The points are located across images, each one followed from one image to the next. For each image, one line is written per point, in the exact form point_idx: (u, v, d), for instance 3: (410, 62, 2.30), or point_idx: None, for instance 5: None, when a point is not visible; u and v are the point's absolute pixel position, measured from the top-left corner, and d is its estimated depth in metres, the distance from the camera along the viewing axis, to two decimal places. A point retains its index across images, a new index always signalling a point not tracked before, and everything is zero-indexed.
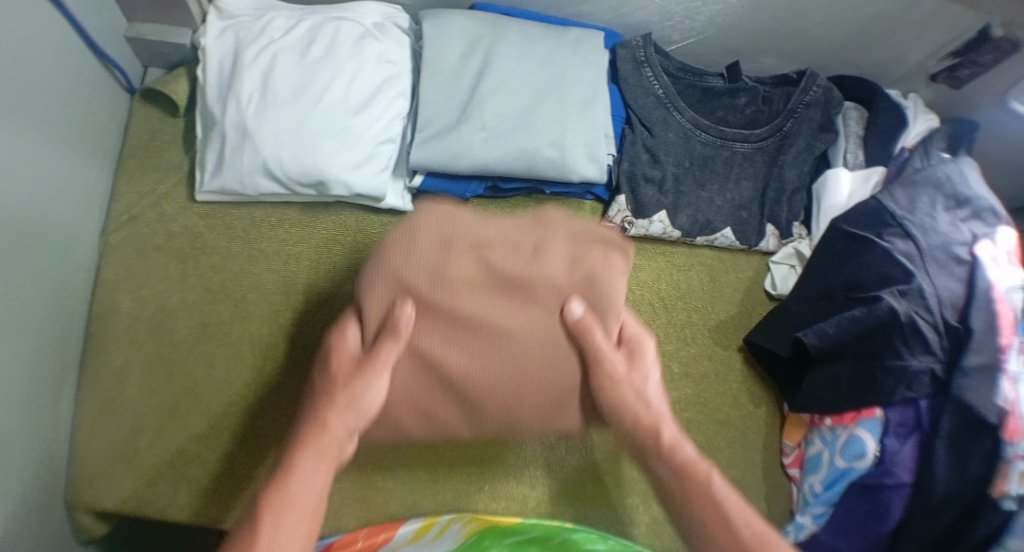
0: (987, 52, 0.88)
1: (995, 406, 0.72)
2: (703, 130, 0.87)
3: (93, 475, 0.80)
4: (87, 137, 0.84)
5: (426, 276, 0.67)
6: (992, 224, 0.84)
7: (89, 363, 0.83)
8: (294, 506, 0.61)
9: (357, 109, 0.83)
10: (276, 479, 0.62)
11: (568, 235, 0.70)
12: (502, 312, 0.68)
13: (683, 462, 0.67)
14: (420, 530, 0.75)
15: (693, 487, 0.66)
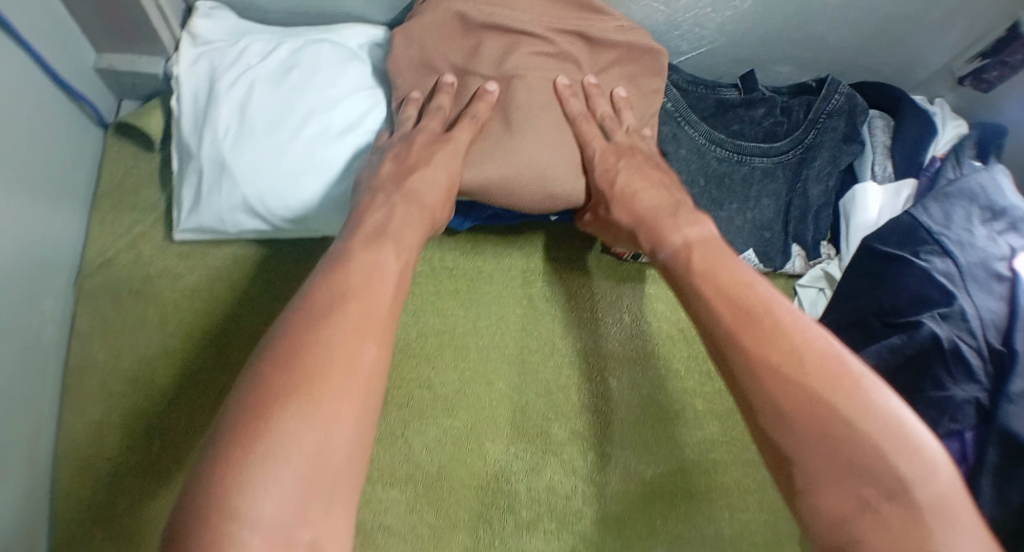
0: (1018, 51, 0.82)
1: None
2: (719, 145, 0.79)
3: (67, 543, 0.74)
4: (56, 177, 0.78)
5: (461, 46, 0.72)
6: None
7: (64, 423, 0.77)
8: (327, 419, 0.47)
9: (339, 137, 0.77)
10: (323, 310, 0.52)
11: (618, 50, 0.74)
12: (548, 82, 0.73)
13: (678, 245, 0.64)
14: None
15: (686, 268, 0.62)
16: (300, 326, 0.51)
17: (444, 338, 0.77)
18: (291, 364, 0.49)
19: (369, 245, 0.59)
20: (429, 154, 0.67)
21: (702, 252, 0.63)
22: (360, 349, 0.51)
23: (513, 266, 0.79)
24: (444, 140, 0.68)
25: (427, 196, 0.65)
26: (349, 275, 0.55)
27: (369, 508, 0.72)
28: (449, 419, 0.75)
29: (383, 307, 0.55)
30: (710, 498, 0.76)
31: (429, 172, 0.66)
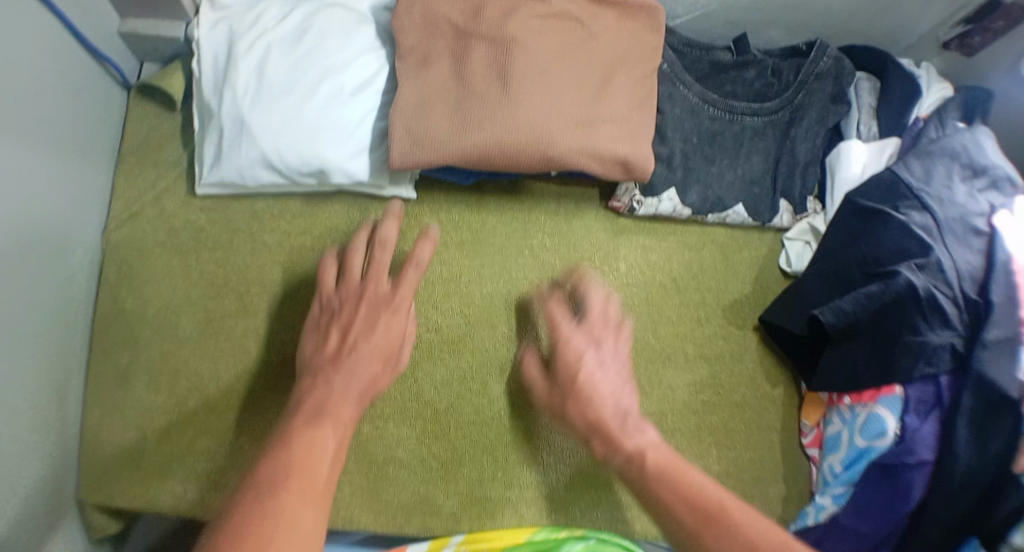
0: (999, 19, 0.85)
1: (1016, 380, 0.70)
2: (711, 105, 0.83)
3: (100, 475, 0.80)
4: (82, 134, 0.82)
5: (464, 10, 0.77)
6: (1014, 195, 0.80)
7: (92, 366, 0.82)
8: None
9: (354, 95, 0.80)
10: (275, 478, 0.54)
11: (615, 13, 0.79)
12: (549, 44, 0.77)
13: (636, 448, 0.65)
14: None
15: (648, 472, 0.63)
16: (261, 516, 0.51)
17: (450, 286, 0.82)
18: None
19: (310, 425, 0.59)
20: (367, 316, 0.67)
21: (659, 456, 0.64)
22: (300, 514, 0.53)
23: (514, 218, 0.84)
24: (369, 278, 0.69)
25: (374, 380, 0.65)
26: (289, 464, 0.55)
27: (383, 442, 0.78)
28: (456, 360, 0.80)
29: (325, 479, 0.56)
30: (698, 436, 0.82)
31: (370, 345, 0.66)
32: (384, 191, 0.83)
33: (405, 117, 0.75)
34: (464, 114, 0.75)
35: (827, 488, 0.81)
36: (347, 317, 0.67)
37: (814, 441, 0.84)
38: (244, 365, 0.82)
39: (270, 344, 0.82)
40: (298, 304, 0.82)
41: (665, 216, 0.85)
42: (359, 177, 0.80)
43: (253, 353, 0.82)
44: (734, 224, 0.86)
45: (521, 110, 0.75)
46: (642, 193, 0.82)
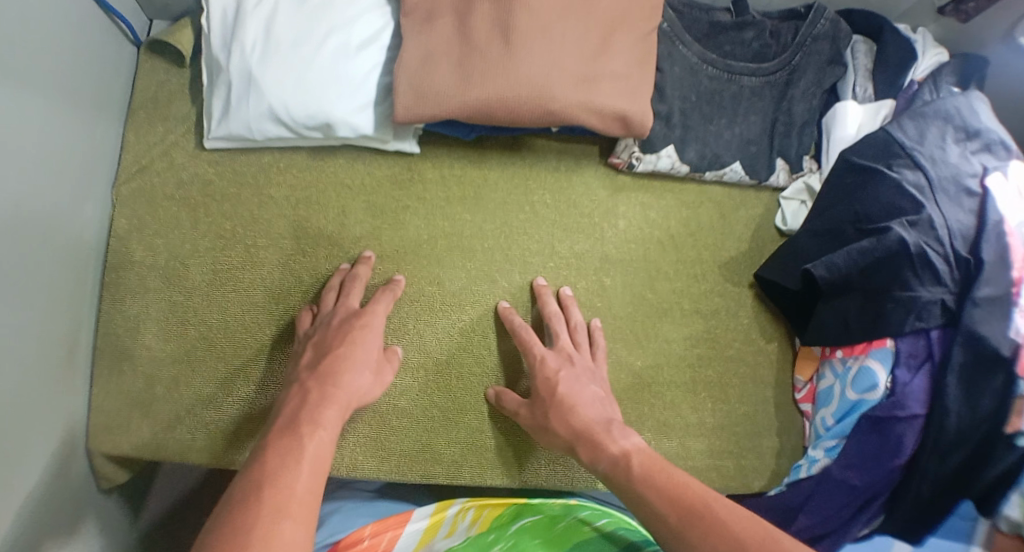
0: None
1: (1007, 338, 0.72)
2: (709, 64, 0.84)
3: (112, 420, 0.82)
4: (94, 88, 0.84)
5: None
6: (1009, 159, 0.80)
7: (103, 314, 0.84)
8: None
9: (359, 50, 0.82)
10: (249, 491, 0.58)
11: None
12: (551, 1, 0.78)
13: (621, 452, 0.68)
14: (428, 529, 0.77)
15: (624, 476, 0.66)
16: (245, 511, 0.56)
17: (452, 240, 0.84)
18: (230, 541, 0.53)
19: (291, 443, 0.63)
20: (344, 331, 0.75)
21: (640, 459, 0.66)
22: (277, 525, 0.55)
23: (515, 174, 0.86)
24: (361, 328, 0.76)
25: (345, 407, 0.69)
26: (270, 472, 0.59)
27: (386, 390, 0.80)
28: (457, 311, 0.82)
29: (310, 490, 0.59)
30: (693, 389, 0.84)
31: (340, 380, 0.70)
32: (387, 146, 0.84)
33: (409, 72, 0.77)
34: (466, 69, 0.77)
35: (820, 441, 0.83)
36: (338, 335, 0.75)
37: (807, 397, 0.86)
38: (250, 315, 0.83)
39: (276, 294, 0.83)
40: (303, 255, 0.84)
41: (664, 173, 0.87)
42: (364, 131, 0.82)
43: (259, 303, 0.83)
44: (731, 181, 0.88)
45: (521, 67, 0.76)
46: (642, 150, 0.84)
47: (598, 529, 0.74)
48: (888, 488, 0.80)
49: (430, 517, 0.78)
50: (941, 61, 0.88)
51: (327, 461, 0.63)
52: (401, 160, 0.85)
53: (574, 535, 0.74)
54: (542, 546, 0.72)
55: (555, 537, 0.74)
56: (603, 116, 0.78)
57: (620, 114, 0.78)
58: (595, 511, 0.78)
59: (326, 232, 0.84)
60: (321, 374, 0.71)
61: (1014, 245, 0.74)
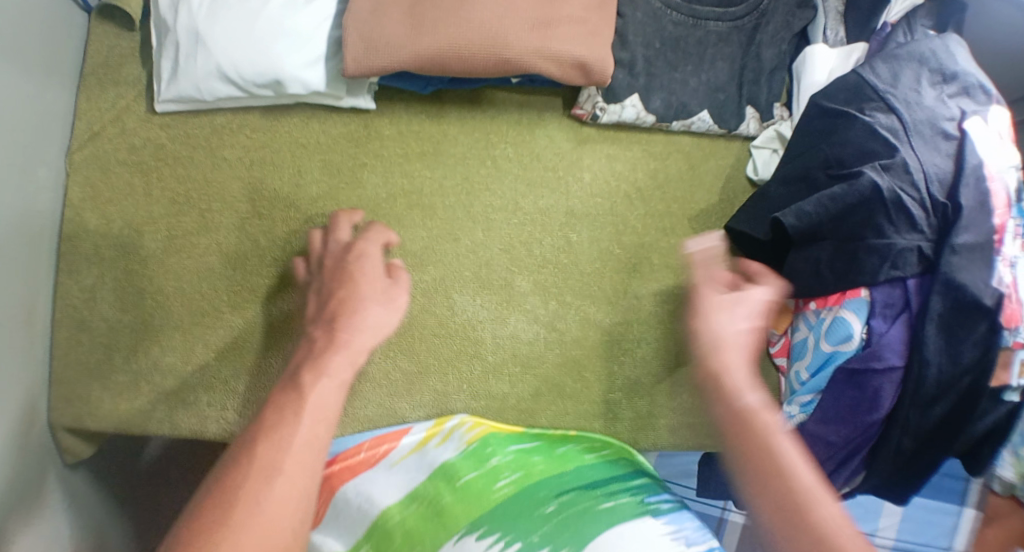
0: None
1: (990, 288, 0.70)
2: (674, 9, 0.82)
3: (71, 392, 0.80)
4: (43, 51, 0.81)
5: None
6: (987, 104, 0.77)
7: (59, 284, 0.82)
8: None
9: (308, 3, 0.80)
10: (247, 445, 0.54)
11: None
12: None
13: (741, 407, 0.59)
14: (425, 437, 0.75)
15: (743, 435, 0.58)
16: (241, 466, 0.53)
17: (411, 199, 0.81)
18: (219, 497, 0.51)
19: (295, 393, 0.58)
20: (342, 269, 0.70)
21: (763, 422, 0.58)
22: (268, 487, 0.52)
23: (476, 129, 0.83)
24: (359, 258, 0.70)
25: (354, 353, 0.62)
26: (271, 425, 0.55)
27: None
28: (419, 271, 0.80)
29: (315, 447, 0.55)
30: (664, 346, 0.82)
31: (347, 324, 0.63)
32: (342, 102, 0.83)
33: (359, 22, 0.75)
34: (417, 18, 0.75)
35: (795, 397, 0.80)
36: (343, 272, 0.69)
37: (783, 350, 0.84)
38: (209, 282, 0.81)
39: (233, 260, 0.81)
40: (260, 219, 0.82)
41: (629, 124, 0.84)
42: (316, 87, 0.80)
43: (217, 270, 0.81)
44: (699, 132, 0.85)
45: (475, 11, 0.74)
46: (605, 100, 0.81)
47: (601, 456, 0.74)
48: (868, 445, 0.78)
49: (428, 429, 0.76)
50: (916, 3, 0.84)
51: (334, 412, 0.58)
52: (357, 118, 0.84)
53: (577, 457, 0.73)
54: (544, 463, 0.72)
55: (556, 458, 0.73)
56: (560, 64, 0.76)
57: (577, 62, 0.76)
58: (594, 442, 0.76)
59: (282, 195, 0.82)
60: (334, 311, 0.65)
61: (992, 192, 0.72)
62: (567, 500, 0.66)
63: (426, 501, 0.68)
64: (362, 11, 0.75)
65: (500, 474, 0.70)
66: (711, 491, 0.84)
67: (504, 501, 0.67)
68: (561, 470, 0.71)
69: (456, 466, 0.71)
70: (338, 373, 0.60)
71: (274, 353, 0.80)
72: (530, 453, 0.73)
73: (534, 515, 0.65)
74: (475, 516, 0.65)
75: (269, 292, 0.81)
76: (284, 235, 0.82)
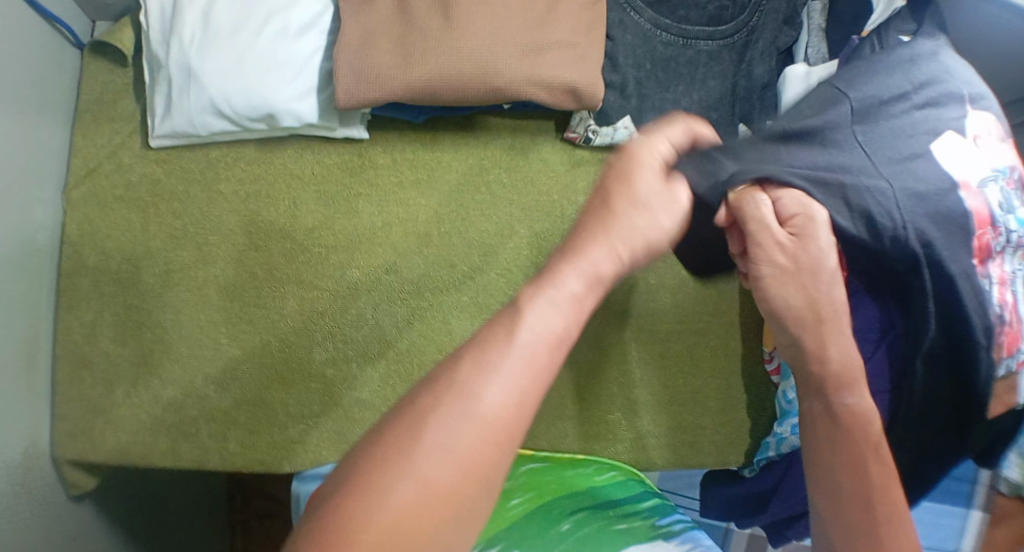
0: None
1: (982, 314, 0.62)
2: (663, 30, 0.81)
3: (74, 429, 0.81)
4: (38, 91, 0.82)
5: None
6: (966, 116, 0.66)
7: (60, 321, 0.83)
8: (423, 455, 0.41)
9: (300, 34, 0.80)
10: (469, 344, 0.46)
11: None
12: None
13: (845, 409, 0.58)
14: None
15: (827, 434, 0.58)
16: (443, 378, 0.44)
17: (408, 226, 0.82)
18: (427, 391, 0.43)
19: (523, 305, 0.47)
20: (625, 169, 0.53)
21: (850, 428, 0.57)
22: (481, 391, 0.43)
23: (469, 155, 0.84)
24: (659, 161, 0.54)
25: (599, 266, 0.49)
26: (490, 335, 0.45)
27: (348, 384, 0.79)
28: (417, 299, 0.80)
29: (540, 368, 0.45)
30: (664, 365, 0.82)
31: (602, 227, 0.51)
32: (336, 132, 0.83)
33: (348, 56, 0.75)
34: (406, 48, 0.75)
35: (787, 418, 0.77)
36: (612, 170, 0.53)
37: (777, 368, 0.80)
38: (206, 314, 0.81)
39: (229, 293, 0.82)
40: (257, 250, 0.82)
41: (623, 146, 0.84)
42: (310, 119, 0.80)
43: (215, 303, 0.82)
44: None
45: (463, 41, 0.74)
46: (597, 123, 0.82)
47: (609, 478, 0.77)
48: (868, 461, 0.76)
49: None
50: (895, 7, 0.75)
51: (568, 339, 0.47)
52: (352, 146, 0.84)
53: (587, 479, 0.76)
54: (556, 486, 0.74)
55: (567, 479, 0.76)
56: (550, 91, 0.76)
57: (568, 87, 0.76)
58: (601, 466, 0.79)
59: (278, 226, 0.82)
60: (596, 205, 0.52)
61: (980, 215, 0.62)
62: (578, 519, 0.68)
63: None
64: (350, 44, 0.75)
65: (513, 495, 0.72)
66: (714, 510, 0.85)
67: (519, 519, 0.68)
68: (572, 491, 0.73)
69: None
70: (579, 283, 0.49)
71: (275, 384, 0.79)
72: (541, 472, 0.76)
73: (548, 534, 0.65)
74: (491, 535, 0.66)
75: (267, 322, 0.81)
76: (279, 266, 0.82)
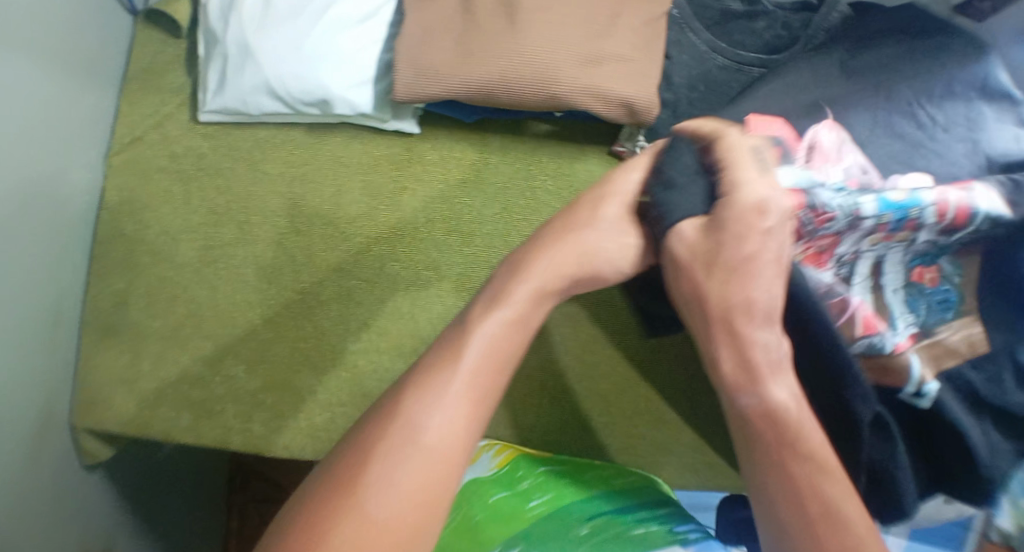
0: None
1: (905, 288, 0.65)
2: (718, 54, 0.82)
3: (94, 396, 0.80)
4: (90, 54, 0.82)
5: None
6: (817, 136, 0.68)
7: (92, 287, 0.82)
8: (372, 487, 0.49)
9: (359, 25, 0.80)
10: (408, 384, 0.55)
11: None
12: None
13: (750, 407, 0.56)
14: None
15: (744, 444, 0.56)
16: (384, 414, 0.53)
17: (449, 223, 0.82)
18: (374, 429, 0.52)
19: (455, 343, 0.56)
20: (556, 220, 0.64)
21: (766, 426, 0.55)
22: (422, 422, 0.52)
23: (515, 159, 0.84)
24: (603, 212, 0.63)
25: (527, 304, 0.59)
26: (433, 372, 0.54)
27: (376, 375, 0.79)
28: (453, 297, 0.80)
29: (474, 391, 0.54)
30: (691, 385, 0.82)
31: (526, 273, 0.60)
32: (386, 125, 0.84)
33: (409, 50, 0.76)
34: (466, 48, 0.76)
35: None
36: (545, 232, 0.63)
37: None
38: (240, 295, 0.81)
39: (268, 274, 0.81)
40: (298, 234, 0.82)
41: None
42: (362, 109, 0.80)
43: (251, 283, 0.81)
44: None
45: (525, 47, 0.75)
46: (646, 139, 0.83)
47: (627, 483, 0.73)
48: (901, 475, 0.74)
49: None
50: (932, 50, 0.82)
51: (500, 360, 0.56)
52: (400, 140, 0.85)
53: (604, 483, 0.73)
54: (573, 487, 0.72)
55: (586, 481, 0.73)
56: (604, 103, 0.76)
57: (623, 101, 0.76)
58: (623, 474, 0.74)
59: (321, 211, 0.82)
60: (519, 259, 0.62)
61: (909, 202, 0.64)
62: (596, 525, 0.68)
63: (460, 520, 0.71)
64: (412, 40, 0.77)
65: (531, 495, 0.72)
66: None
67: (535, 522, 0.69)
68: (590, 495, 0.72)
69: (485, 484, 0.73)
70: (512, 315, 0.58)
71: (304, 369, 0.79)
72: (559, 474, 0.74)
73: (567, 536, 0.67)
74: (508, 536, 0.68)
75: (302, 309, 0.81)
76: (319, 250, 0.82)
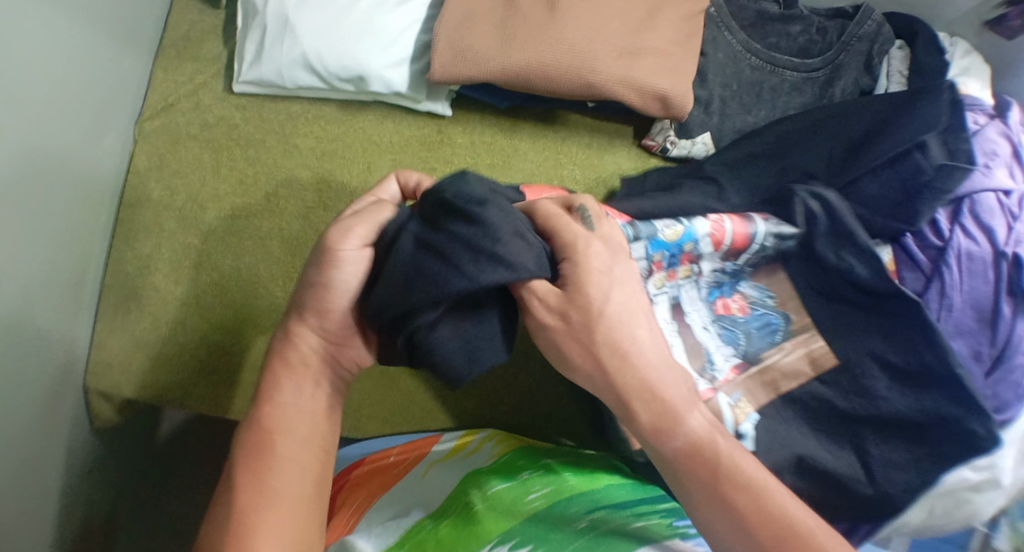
0: (1017, 16, 0.83)
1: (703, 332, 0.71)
2: (753, 54, 0.83)
3: (109, 359, 0.80)
4: (128, 19, 0.83)
5: None
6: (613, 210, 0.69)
7: (115, 250, 0.82)
8: None
9: (400, 5, 0.81)
10: (245, 469, 0.57)
11: None
12: None
13: (685, 444, 0.54)
14: (455, 447, 0.77)
15: (689, 475, 0.54)
16: (238, 505, 0.55)
17: None
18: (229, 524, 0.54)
19: (269, 419, 0.58)
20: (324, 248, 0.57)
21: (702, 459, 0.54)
22: (271, 495, 0.55)
23: (546, 147, 0.85)
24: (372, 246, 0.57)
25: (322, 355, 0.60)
26: (261, 450, 0.57)
27: None
28: None
29: (309, 443, 0.59)
30: None
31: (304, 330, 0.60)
32: (419, 106, 0.84)
33: (449, 31, 0.76)
34: (507, 32, 0.76)
35: None
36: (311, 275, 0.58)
37: None
38: (266, 266, 0.81)
39: (294, 248, 0.82)
40: (326, 209, 0.82)
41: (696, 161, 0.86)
42: (398, 88, 0.81)
43: (277, 255, 0.82)
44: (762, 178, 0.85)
45: (566, 35, 0.76)
46: (677, 135, 0.83)
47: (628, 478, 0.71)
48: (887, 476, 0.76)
49: (457, 440, 0.79)
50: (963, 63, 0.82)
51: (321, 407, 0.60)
52: (431, 122, 0.85)
53: (604, 477, 0.70)
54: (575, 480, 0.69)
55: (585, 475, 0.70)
56: (638, 95, 0.77)
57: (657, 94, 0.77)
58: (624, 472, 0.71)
59: (349, 190, 0.83)
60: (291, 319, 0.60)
61: (685, 238, 0.69)
62: (596, 520, 0.64)
63: (457, 511, 0.66)
64: (453, 20, 0.77)
65: (531, 488, 0.68)
66: None
67: (535, 514, 0.65)
68: (591, 488, 0.68)
69: (482, 475, 0.70)
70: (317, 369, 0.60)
71: None
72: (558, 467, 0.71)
73: (565, 530, 0.62)
74: (505, 528, 0.63)
75: None
76: None
